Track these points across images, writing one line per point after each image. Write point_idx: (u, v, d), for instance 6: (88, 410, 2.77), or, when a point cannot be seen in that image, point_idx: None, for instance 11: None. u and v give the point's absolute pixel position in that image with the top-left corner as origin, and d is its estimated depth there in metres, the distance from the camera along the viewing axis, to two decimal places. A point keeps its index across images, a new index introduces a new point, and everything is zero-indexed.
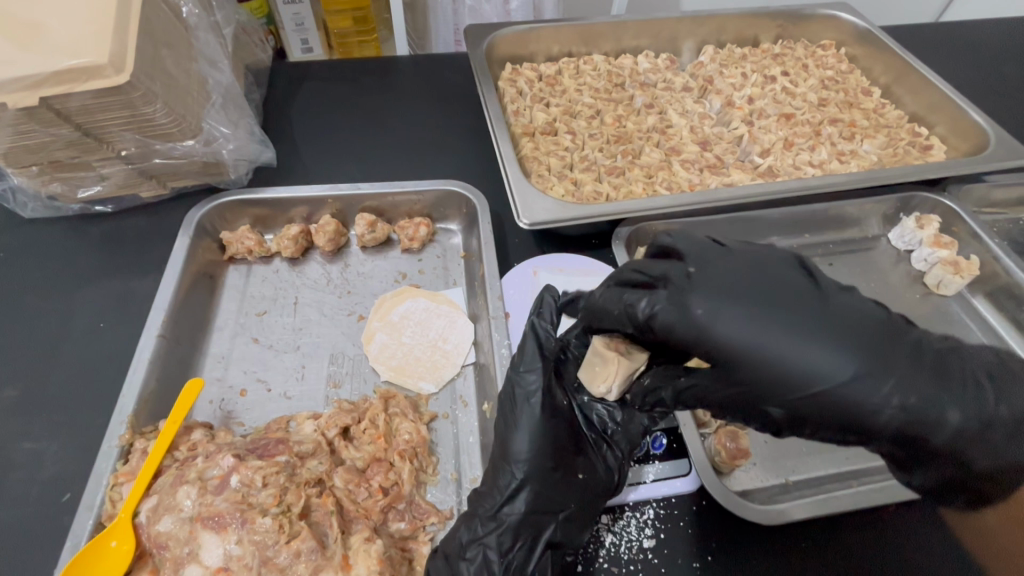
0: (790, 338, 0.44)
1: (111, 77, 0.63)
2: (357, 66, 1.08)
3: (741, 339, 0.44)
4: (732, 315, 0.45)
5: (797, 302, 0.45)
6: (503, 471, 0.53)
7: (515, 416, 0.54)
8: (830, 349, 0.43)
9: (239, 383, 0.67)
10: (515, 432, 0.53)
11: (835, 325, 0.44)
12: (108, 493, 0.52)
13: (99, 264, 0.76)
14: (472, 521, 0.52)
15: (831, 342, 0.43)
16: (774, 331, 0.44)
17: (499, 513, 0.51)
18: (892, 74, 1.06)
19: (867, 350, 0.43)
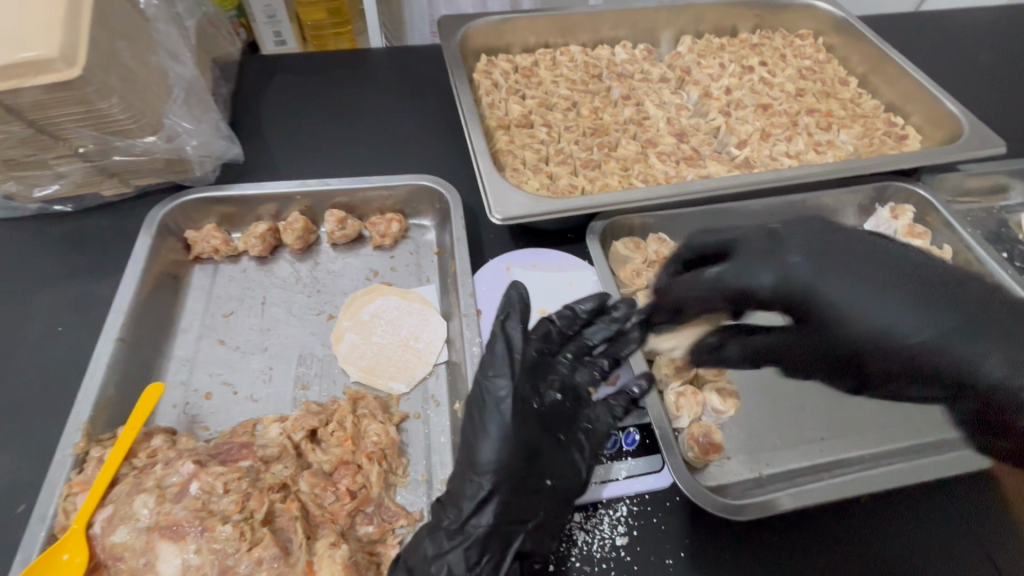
0: (895, 304, 0.57)
1: (62, 71, 0.60)
2: (329, 59, 1.06)
3: (883, 309, 0.57)
4: (894, 290, 0.57)
5: (895, 262, 0.59)
6: (471, 481, 0.52)
7: (485, 422, 0.53)
8: (880, 300, 0.57)
9: (205, 387, 0.65)
10: (483, 440, 0.52)
11: (892, 278, 0.58)
12: (62, 503, 0.51)
13: (58, 267, 0.74)
14: (435, 531, 0.51)
15: (891, 301, 0.57)
16: (858, 293, 0.57)
17: (466, 523, 0.50)
18: (869, 63, 1.05)
19: (931, 309, 0.56)
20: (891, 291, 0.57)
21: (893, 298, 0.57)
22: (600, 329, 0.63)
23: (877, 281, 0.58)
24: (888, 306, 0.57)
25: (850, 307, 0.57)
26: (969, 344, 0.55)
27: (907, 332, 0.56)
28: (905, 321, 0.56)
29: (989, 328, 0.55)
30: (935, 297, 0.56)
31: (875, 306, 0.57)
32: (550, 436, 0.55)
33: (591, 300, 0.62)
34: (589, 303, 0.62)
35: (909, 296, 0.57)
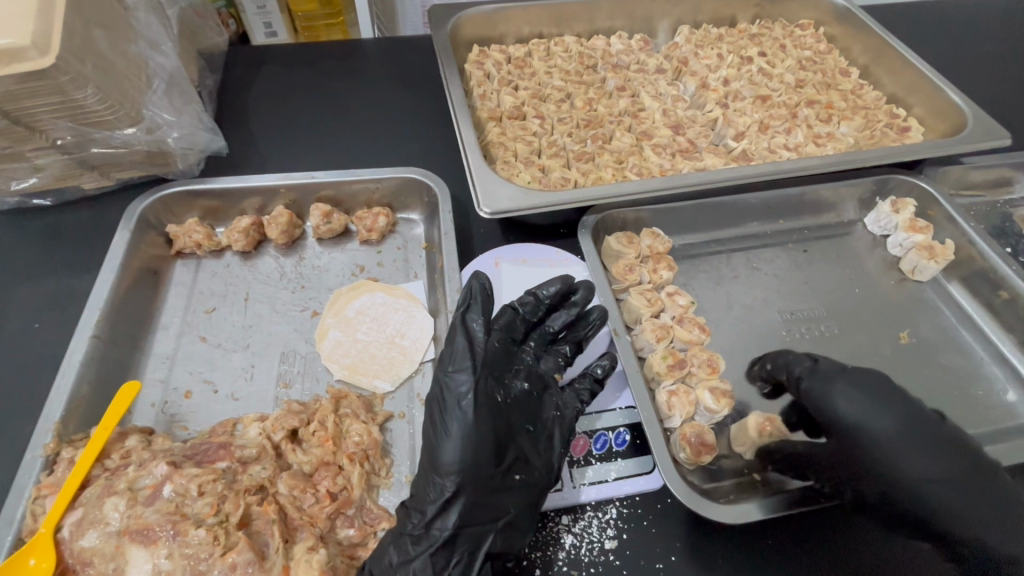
0: (884, 407, 0.56)
1: (36, 60, 0.58)
2: (319, 49, 1.04)
3: (869, 400, 0.56)
4: (891, 401, 0.56)
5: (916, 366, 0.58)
6: (430, 483, 0.50)
7: (444, 419, 0.52)
8: (875, 408, 0.56)
9: (184, 385, 0.63)
10: (441, 438, 0.51)
11: (878, 396, 0.56)
12: (31, 506, 0.49)
13: (37, 262, 0.72)
14: (398, 535, 0.50)
15: (882, 405, 0.56)
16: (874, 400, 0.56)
17: (426, 526, 0.49)
18: (871, 54, 1.03)
19: (921, 433, 0.54)
20: (884, 403, 0.56)
21: (875, 407, 0.56)
22: (562, 314, 0.61)
23: (869, 381, 0.57)
24: (843, 397, 0.57)
25: (856, 417, 0.56)
26: (920, 451, 0.53)
27: (876, 427, 0.55)
28: (885, 426, 0.55)
29: (960, 456, 0.53)
30: (925, 414, 0.56)
31: (858, 413, 0.56)
32: (518, 426, 0.54)
33: (550, 286, 0.60)
34: (552, 287, 0.60)
35: (892, 395, 0.56)
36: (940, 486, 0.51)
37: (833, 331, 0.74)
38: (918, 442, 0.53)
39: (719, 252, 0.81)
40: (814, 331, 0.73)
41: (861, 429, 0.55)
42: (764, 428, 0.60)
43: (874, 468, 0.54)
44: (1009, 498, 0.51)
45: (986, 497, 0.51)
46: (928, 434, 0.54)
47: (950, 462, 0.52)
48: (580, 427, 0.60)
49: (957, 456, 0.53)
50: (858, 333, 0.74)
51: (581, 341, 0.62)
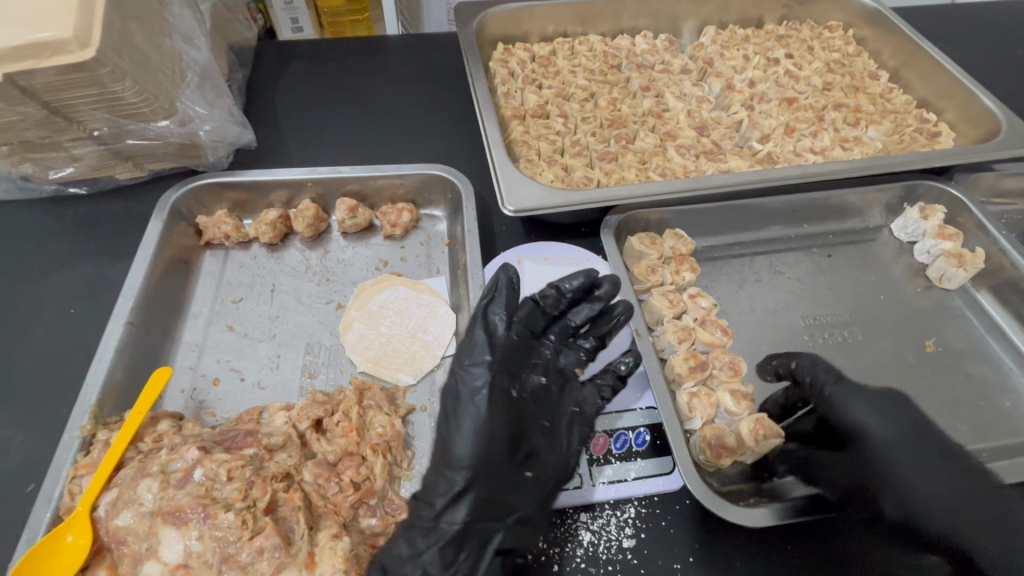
0: (889, 420, 0.64)
1: (76, 52, 0.60)
2: (345, 45, 1.05)
3: (886, 417, 0.64)
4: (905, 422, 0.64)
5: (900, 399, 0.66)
6: (439, 477, 0.51)
7: (456, 411, 0.53)
8: (885, 422, 0.63)
9: (213, 373, 0.65)
10: (453, 430, 0.52)
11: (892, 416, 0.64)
12: (68, 485, 0.51)
13: (73, 249, 0.74)
14: (408, 528, 0.51)
15: (889, 418, 0.64)
16: (878, 416, 0.64)
17: (434, 518, 0.50)
18: (901, 57, 1.01)
19: (922, 447, 0.62)
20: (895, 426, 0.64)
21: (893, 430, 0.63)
22: (585, 308, 0.61)
23: (886, 400, 0.66)
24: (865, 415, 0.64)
25: (868, 427, 0.63)
26: (922, 468, 0.60)
27: (894, 445, 0.62)
28: (899, 444, 0.62)
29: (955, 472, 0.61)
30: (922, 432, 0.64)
31: (876, 429, 0.63)
32: (533, 422, 0.54)
33: (573, 281, 0.60)
34: (576, 281, 0.60)
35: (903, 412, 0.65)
36: (943, 500, 0.58)
37: (856, 337, 0.73)
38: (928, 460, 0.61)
39: (742, 255, 0.81)
40: (836, 337, 0.73)
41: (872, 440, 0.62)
42: (755, 436, 0.59)
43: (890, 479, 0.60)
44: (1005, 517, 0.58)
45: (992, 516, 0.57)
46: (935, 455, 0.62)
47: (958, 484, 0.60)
48: (601, 426, 0.60)
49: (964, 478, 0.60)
50: (882, 340, 0.73)
51: (602, 337, 0.62)
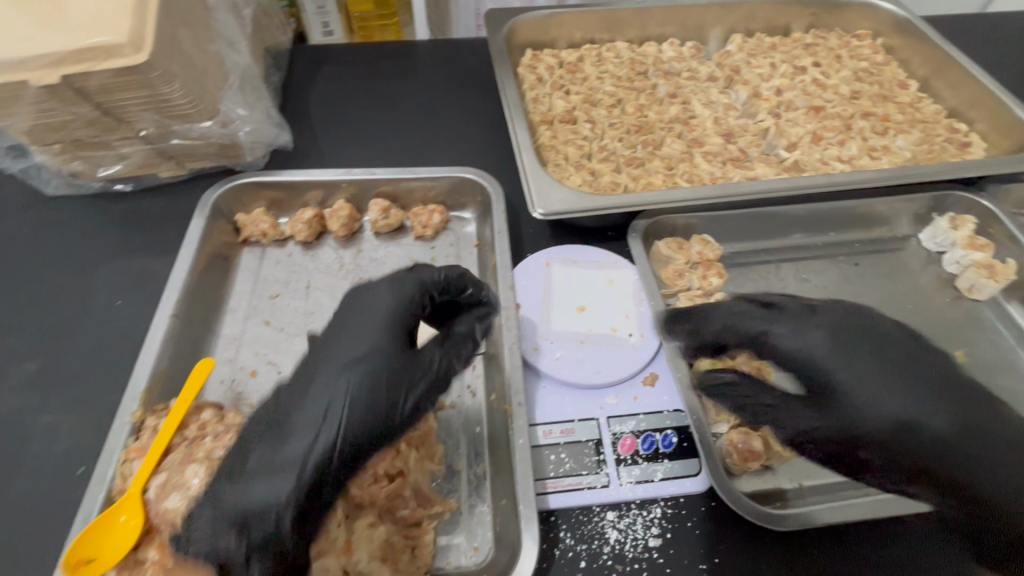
0: (921, 379, 0.56)
1: (130, 56, 0.63)
2: (376, 49, 1.07)
3: (885, 391, 0.55)
4: (967, 409, 0.55)
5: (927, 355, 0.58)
6: (287, 455, 0.48)
7: (357, 398, 0.51)
8: (915, 381, 0.56)
9: (250, 365, 0.67)
10: (344, 416, 0.50)
11: (956, 392, 0.56)
12: (120, 468, 0.54)
13: (118, 243, 0.77)
14: (251, 494, 0.47)
15: (919, 374, 0.56)
16: (902, 372, 0.56)
17: (283, 492, 0.47)
18: (931, 67, 1.01)
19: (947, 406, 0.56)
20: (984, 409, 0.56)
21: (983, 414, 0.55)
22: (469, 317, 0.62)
23: (880, 366, 0.57)
24: (936, 389, 0.56)
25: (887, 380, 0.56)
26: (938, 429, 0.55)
27: (936, 418, 0.55)
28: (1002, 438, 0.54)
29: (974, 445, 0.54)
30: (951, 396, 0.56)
31: (964, 414, 0.55)
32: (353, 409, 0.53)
33: (466, 282, 0.63)
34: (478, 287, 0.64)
35: (918, 386, 0.56)
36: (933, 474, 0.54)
37: None
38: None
39: (769, 261, 0.81)
40: None
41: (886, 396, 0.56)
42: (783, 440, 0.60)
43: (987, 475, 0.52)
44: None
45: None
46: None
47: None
48: (627, 427, 0.61)
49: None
50: None
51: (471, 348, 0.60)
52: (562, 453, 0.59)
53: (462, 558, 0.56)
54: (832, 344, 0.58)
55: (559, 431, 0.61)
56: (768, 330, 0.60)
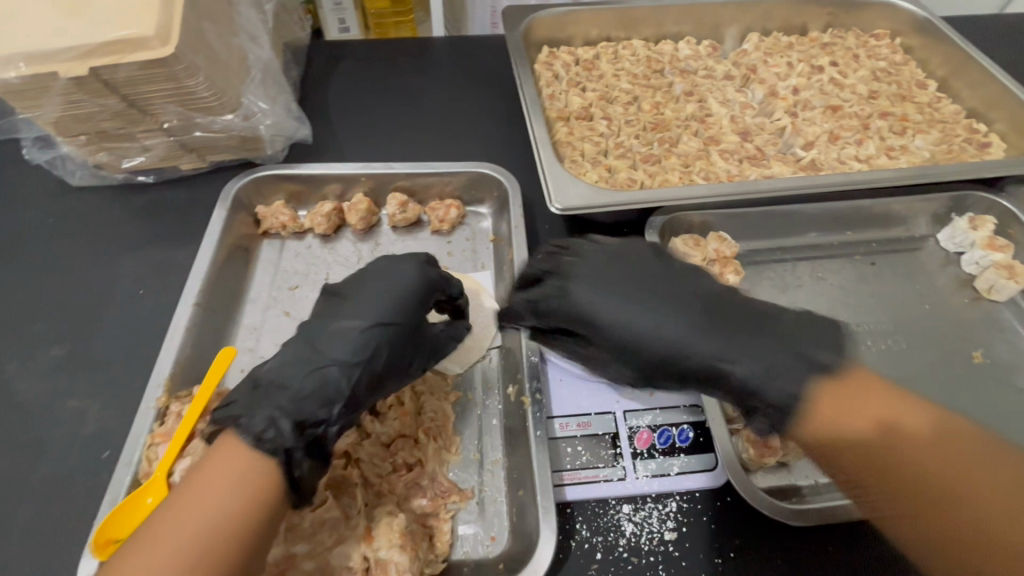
0: (640, 307, 0.55)
1: (157, 49, 0.64)
2: (393, 46, 1.08)
3: (646, 329, 0.54)
4: (738, 330, 0.53)
5: (675, 284, 0.56)
6: (334, 378, 0.53)
7: (393, 349, 0.56)
8: (631, 306, 0.55)
9: (270, 354, 0.68)
10: (379, 363, 0.55)
11: (733, 313, 0.54)
12: (145, 452, 0.55)
13: (141, 233, 0.79)
14: (299, 401, 0.51)
15: (637, 303, 0.55)
16: (636, 305, 0.55)
17: (330, 408, 0.52)
18: (950, 67, 1.00)
19: (716, 321, 0.53)
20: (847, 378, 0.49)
21: (835, 392, 0.48)
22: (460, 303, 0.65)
23: (641, 300, 0.55)
24: (750, 331, 0.52)
25: (632, 319, 0.54)
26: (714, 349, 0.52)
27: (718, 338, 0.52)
28: (884, 425, 0.46)
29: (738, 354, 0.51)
30: (706, 312, 0.54)
31: (799, 375, 0.49)
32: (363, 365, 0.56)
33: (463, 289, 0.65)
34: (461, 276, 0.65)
35: (688, 316, 0.53)
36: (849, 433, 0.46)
37: (900, 345, 0.73)
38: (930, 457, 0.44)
39: (784, 260, 0.81)
40: (879, 345, 0.72)
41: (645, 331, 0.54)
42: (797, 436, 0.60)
43: (839, 475, 0.47)
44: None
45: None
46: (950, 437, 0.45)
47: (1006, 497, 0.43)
48: (644, 420, 0.61)
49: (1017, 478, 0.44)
50: (927, 349, 0.73)
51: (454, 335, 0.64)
52: (579, 446, 0.60)
53: (479, 548, 0.56)
54: (582, 285, 0.57)
55: (575, 424, 0.61)
56: (555, 269, 0.60)
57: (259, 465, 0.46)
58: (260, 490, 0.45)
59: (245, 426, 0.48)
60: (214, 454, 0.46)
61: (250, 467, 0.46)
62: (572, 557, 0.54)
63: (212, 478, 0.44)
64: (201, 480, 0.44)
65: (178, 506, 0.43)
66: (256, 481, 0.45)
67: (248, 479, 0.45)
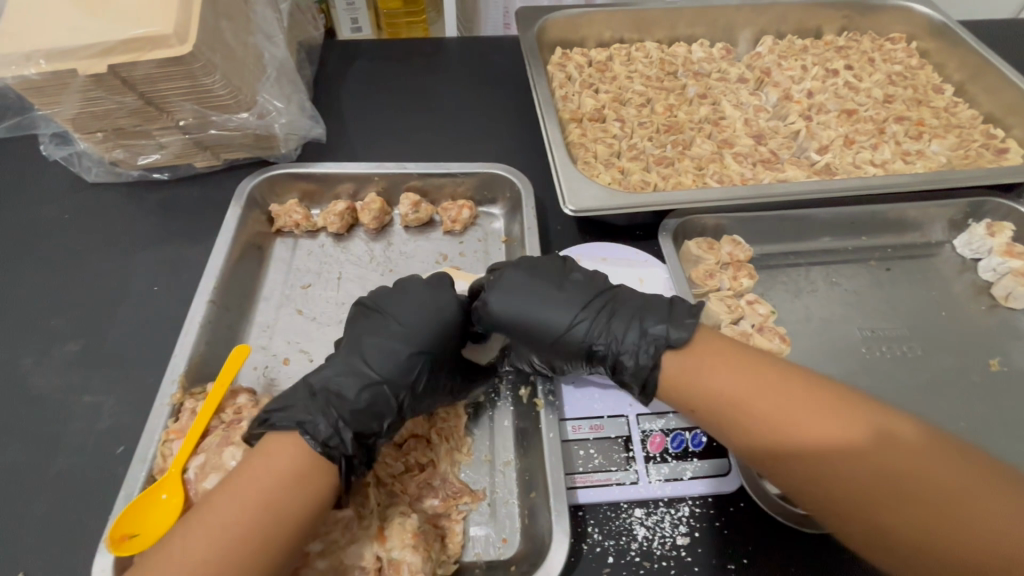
0: (542, 301, 0.61)
1: (175, 47, 0.64)
2: (405, 46, 1.08)
3: (539, 316, 0.61)
4: (603, 316, 0.60)
5: (571, 283, 0.63)
6: (384, 394, 0.55)
7: (434, 371, 0.59)
8: (537, 301, 0.61)
9: (283, 352, 0.69)
10: (421, 385, 0.58)
11: (623, 305, 0.61)
12: (160, 447, 0.55)
13: (155, 229, 0.79)
14: (357, 415, 0.53)
15: (541, 300, 0.61)
16: (537, 301, 0.61)
17: (380, 421, 0.55)
18: (967, 71, 0.99)
19: (613, 313, 0.60)
20: (704, 342, 0.56)
21: (697, 355, 0.55)
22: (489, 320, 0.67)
23: (539, 294, 0.62)
24: (620, 314, 0.60)
25: (537, 314, 0.61)
26: (618, 334, 0.59)
27: (610, 325, 0.60)
28: (743, 383, 0.52)
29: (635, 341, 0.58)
30: (598, 304, 0.61)
31: (656, 350, 0.56)
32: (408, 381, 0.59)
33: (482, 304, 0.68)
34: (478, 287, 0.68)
35: (574, 303, 0.61)
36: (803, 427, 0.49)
37: (916, 352, 0.72)
38: (784, 410, 0.50)
39: (798, 265, 0.80)
40: (894, 351, 0.72)
41: (548, 322, 0.61)
42: None
43: (717, 431, 0.54)
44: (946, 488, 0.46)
45: (918, 498, 0.46)
46: (809, 389, 0.51)
47: (862, 442, 0.48)
48: (657, 424, 0.61)
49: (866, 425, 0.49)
50: (943, 356, 0.72)
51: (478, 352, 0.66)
52: (591, 448, 0.59)
53: (490, 549, 0.56)
54: (492, 293, 0.62)
55: (588, 427, 0.61)
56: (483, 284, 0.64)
57: (321, 466, 0.49)
58: (320, 489, 0.48)
59: (310, 430, 0.51)
60: (284, 447, 0.49)
61: (314, 467, 0.49)
62: (585, 560, 0.54)
63: (280, 468, 0.47)
64: (270, 468, 0.47)
65: (243, 486, 0.46)
66: (317, 481, 0.48)
67: (311, 477, 0.48)
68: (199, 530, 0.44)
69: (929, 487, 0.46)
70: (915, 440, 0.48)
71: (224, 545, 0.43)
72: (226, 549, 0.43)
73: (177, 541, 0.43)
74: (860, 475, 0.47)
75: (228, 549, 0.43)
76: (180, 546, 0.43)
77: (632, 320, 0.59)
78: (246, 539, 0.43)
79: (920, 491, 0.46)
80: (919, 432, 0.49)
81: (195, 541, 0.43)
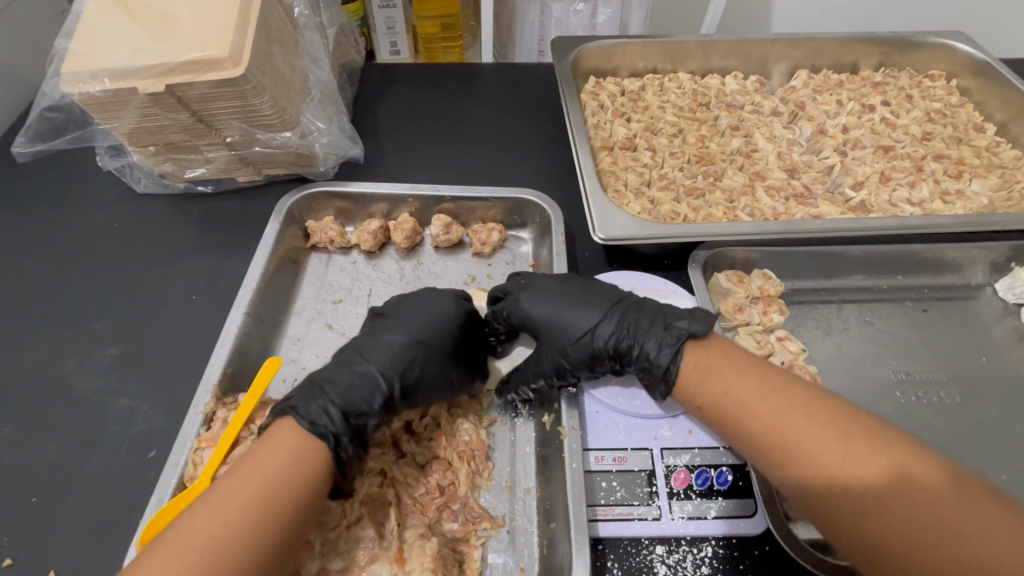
0: (571, 301, 0.64)
1: (229, 69, 0.67)
2: (442, 70, 1.11)
3: (567, 315, 0.63)
4: (630, 313, 0.62)
5: (595, 287, 0.66)
6: (374, 377, 0.57)
7: (426, 363, 0.60)
8: (564, 301, 0.64)
9: (312, 366, 0.70)
10: (411, 376, 0.59)
11: (646, 304, 0.63)
12: (191, 455, 0.58)
13: (196, 240, 0.82)
14: (346, 396, 0.54)
15: (570, 302, 0.64)
16: (563, 303, 0.64)
17: (370, 402, 0.56)
18: (1010, 111, 0.97)
19: (639, 311, 0.62)
20: (719, 348, 0.59)
21: (711, 358, 0.58)
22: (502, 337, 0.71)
23: (570, 295, 0.65)
24: (644, 312, 0.62)
25: (564, 313, 0.63)
26: (643, 331, 0.60)
27: (633, 320, 0.61)
28: (748, 389, 0.54)
29: (660, 335, 0.59)
30: (622, 304, 0.64)
31: (678, 342, 0.59)
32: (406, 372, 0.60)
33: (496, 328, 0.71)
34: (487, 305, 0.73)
35: (599, 303, 0.63)
36: (803, 430, 0.50)
37: (954, 399, 0.69)
38: (786, 413, 0.52)
39: (828, 302, 0.79)
40: (931, 397, 0.69)
41: (574, 322, 0.63)
42: None
43: (720, 431, 0.56)
44: (956, 529, 0.44)
45: (911, 520, 0.45)
46: (812, 401, 0.52)
47: (864, 458, 0.48)
48: (679, 461, 0.60)
49: (872, 446, 0.48)
50: (982, 404, 0.69)
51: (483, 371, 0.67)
52: (614, 481, 0.59)
53: None
54: (526, 292, 0.65)
55: (611, 458, 0.60)
56: (510, 288, 0.68)
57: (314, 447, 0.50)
58: (317, 467, 0.49)
59: (302, 411, 0.52)
60: (284, 433, 0.50)
61: (313, 450, 0.50)
62: None
63: (281, 449, 0.49)
64: (273, 451, 0.49)
65: (247, 471, 0.47)
66: (314, 463, 0.49)
67: (308, 458, 0.49)
68: (204, 507, 0.44)
69: (929, 514, 0.45)
70: (929, 469, 0.47)
71: (227, 521, 0.44)
72: (228, 523, 0.44)
73: (183, 518, 0.44)
74: (855, 486, 0.47)
75: (229, 522, 0.44)
76: (187, 523, 0.43)
77: (653, 317, 0.61)
78: (247, 513, 0.44)
79: (918, 517, 0.45)
80: (934, 466, 0.47)
81: (200, 519, 0.44)
